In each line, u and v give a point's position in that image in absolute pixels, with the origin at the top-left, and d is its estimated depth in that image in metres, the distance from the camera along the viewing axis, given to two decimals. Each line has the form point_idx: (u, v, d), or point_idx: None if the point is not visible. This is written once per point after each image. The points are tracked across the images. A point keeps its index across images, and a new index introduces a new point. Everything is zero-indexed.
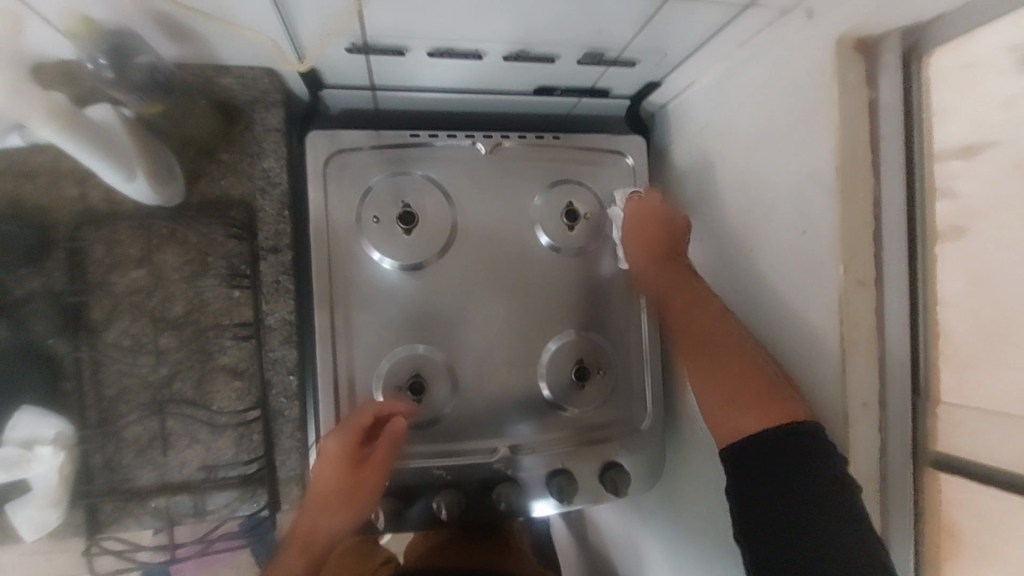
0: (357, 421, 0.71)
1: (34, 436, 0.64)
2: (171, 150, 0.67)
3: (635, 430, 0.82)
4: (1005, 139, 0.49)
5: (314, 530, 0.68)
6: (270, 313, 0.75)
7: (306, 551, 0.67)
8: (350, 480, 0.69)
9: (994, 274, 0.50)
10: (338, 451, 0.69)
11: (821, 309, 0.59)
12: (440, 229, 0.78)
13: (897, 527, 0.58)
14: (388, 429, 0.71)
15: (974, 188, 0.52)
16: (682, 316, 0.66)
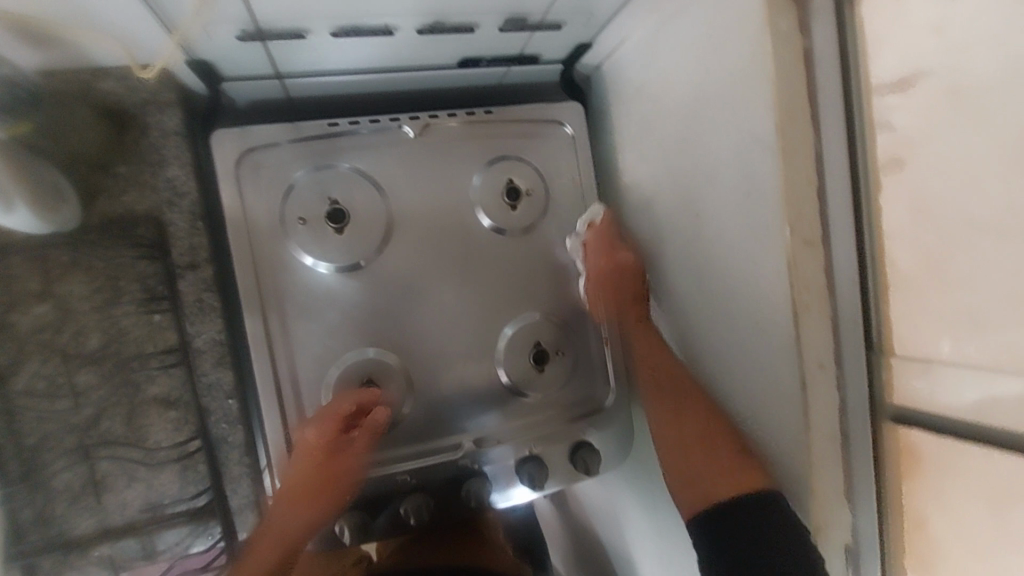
0: (336, 408, 0.66)
1: None
2: (55, 171, 0.59)
3: (600, 409, 0.80)
4: (934, 69, 0.44)
5: (288, 519, 0.64)
6: (198, 334, 0.68)
7: (277, 541, 0.64)
8: (326, 472, 0.65)
9: (941, 212, 0.46)
10: (316, 440, 0.65)
11: (771, 271, 0.55)
12: (373, 226, 0.71)
13: (858, 490, 0.55)
14: (367, 420, 0.67)
15: (910, 121, 0.47)
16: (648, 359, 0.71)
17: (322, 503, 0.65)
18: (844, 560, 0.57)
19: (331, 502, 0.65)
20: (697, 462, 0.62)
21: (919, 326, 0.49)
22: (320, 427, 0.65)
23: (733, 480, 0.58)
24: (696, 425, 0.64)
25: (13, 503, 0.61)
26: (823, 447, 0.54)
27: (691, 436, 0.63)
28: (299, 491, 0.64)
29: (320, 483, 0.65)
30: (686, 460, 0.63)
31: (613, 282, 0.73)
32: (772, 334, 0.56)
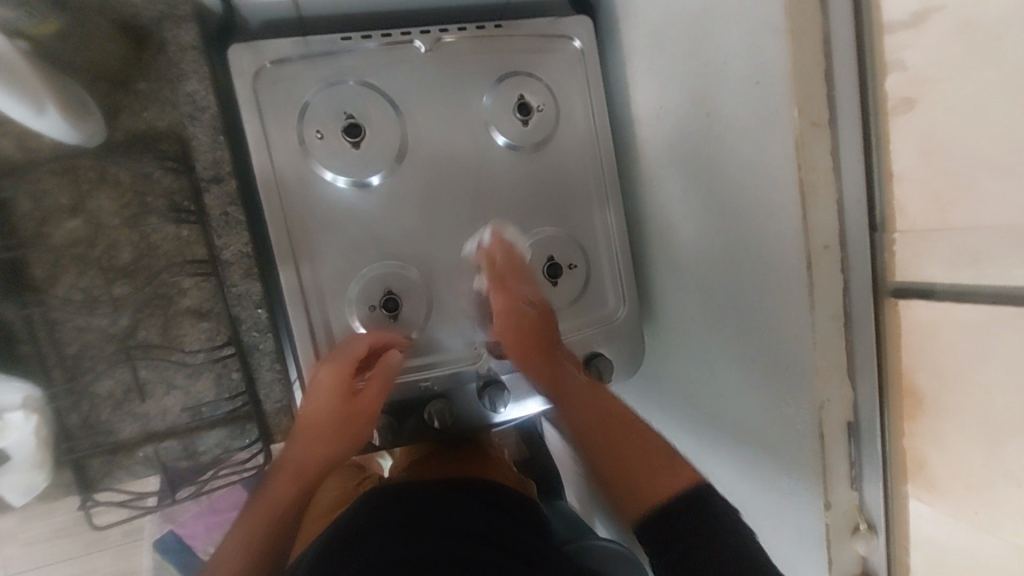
0: (351, 353, 0.69)
1: None
2: (79, 83, 0.60)
3: (611, 321, 0.83)
4: (946, 5, 0.45)
5: (307, 456, 0.67)
6: (225, 247, 0.71)
7: (297, 479, 0.66)
8: (345, 411, 0.68)
9: (943, 108, 0.47)
10: (335, 382, 0.68)
11: (779, 159, 0.57)
12: (387, 142, 0.73)
13: (861, 367, 0.58)
14: (381, 364, 0.70)
15: (920, 54, 0.48)
16: (585, 410, 0.67)
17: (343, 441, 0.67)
18: (848, 436, 0.60)
19: (346, 442, 0.68)
20: (632, 472, 0.59)
21: (923, 203, 0.51)
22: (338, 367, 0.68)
23: (649, 469, 0.58)
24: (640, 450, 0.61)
25: (59, 407, 0.65)
26: (826, 325, 0.57)
27: (628, 453, 0.61)
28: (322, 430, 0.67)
29: (340, 421, 0.68)
30: (621, 472, 0.60)
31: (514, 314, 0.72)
32: (779, 222, 0.59)
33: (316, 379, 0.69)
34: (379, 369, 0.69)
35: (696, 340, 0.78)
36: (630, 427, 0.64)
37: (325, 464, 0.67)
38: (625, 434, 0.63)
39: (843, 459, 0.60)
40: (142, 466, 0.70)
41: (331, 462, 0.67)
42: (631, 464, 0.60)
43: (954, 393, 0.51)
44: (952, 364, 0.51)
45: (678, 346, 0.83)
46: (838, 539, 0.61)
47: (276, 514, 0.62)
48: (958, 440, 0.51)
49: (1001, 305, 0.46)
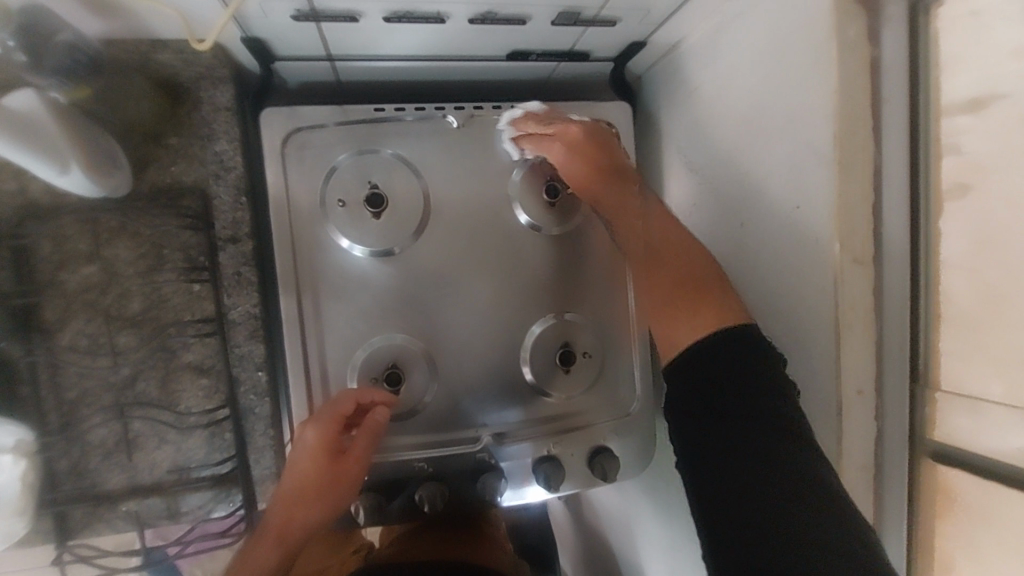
0: (338, 408, 0.66)
1: None
2: (111, 139, 0.61)
3: (623, 416, 0.79)
4: (1010, 93, 0.42)
5: (286, 521, 0.64)
6: (233, 307, 0.69)
7: (279, 546, 0.63)
8: (330, 474, 0.64)
9: (1009, 269, 0.43)
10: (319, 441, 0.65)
11: (817, 290, 0.53)
12: (410, 215, 0.71)
13: (888, 527, 0.53)
14: (367, 419, 0.66)
15: (986, 190, 0.44)
16: (624, 231, 0.65)
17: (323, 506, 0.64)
18: None
19: (329, 506, 0.64)
20: (685, 316, 0.55)
21: (970, 362, 0.47)
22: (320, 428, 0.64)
23: (699, 309, 0.55)
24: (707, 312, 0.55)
25: (49, 453, 0.65)
26: (854, 477, 0.52)
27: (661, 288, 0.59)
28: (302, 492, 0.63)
29: (323, 484, 0.64)
30: (668, 311, 0.57)
31: (577, 151, 0.67)
32: (810, 358, 0.55)
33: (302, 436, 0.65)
34: (362, 429, 0.65)
35: None
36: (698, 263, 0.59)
37: (309, 529, 0.64)
38: (690, 274, 0.58)
39: None
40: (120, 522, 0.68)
41: (314, 526, 0.64)
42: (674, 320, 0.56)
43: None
44: (992, 541, 0.46)
45: None
46: None
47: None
48: None
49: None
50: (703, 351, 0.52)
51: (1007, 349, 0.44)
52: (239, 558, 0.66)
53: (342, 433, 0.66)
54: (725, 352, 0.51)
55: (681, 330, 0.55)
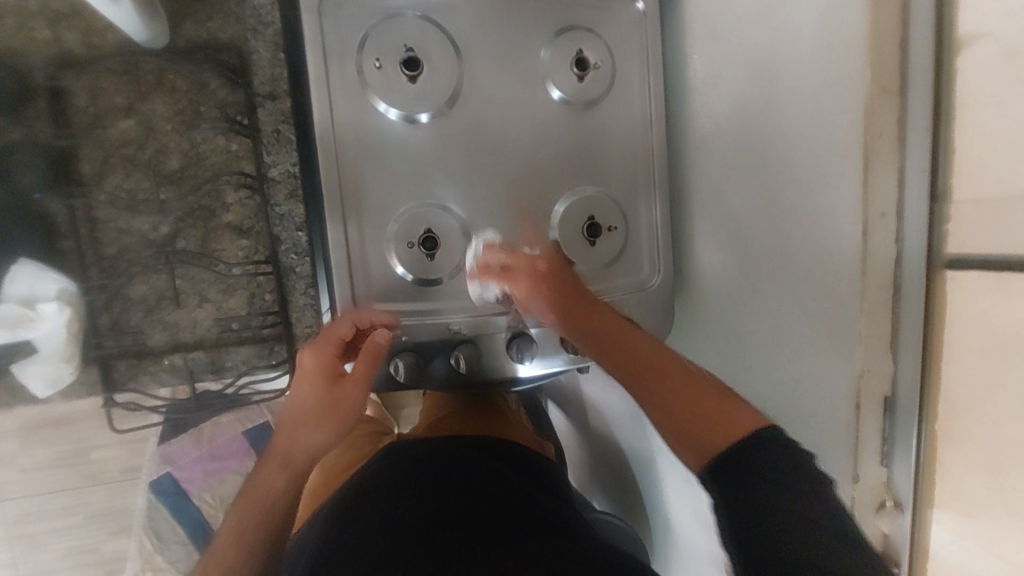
0: (336, 332, 0.70)
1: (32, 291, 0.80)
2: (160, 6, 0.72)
3: (643, 289, 0.82)
4: None
5: (291, 442, 0.67)
6: (273, 165, 0.87)
7: (289, 467, 0.67)
8: (329, 395, 0.68)
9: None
10: (319, 364, 0.69)
11: (844, 122, 0.57)
12: (444, 83, 0.73)
13: (904, 344, 0.58)
14: (368, 341, 0.69)
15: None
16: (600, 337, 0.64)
17: (327, 425, 0.68)
18: (883, 411, 0.60)
19: (333, 427, 0.68)
20: (690, 414, 0.55)
21: (986, 169, 0.50)
22: (318, 350, 0.68)
23: (715, 413, 0.54)
24: (683, 392, 0.56)
25: (89, 294, 0.83)
26: (873, 291, 0.57)
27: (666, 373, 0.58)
28: (307, 412, 0.68)
29: (324, 405, 0.68)
30: (667, 395, 0.57)
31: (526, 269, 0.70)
32: (834, 191, 0.59)
33: (301, 362, 0.70)
34: (362, 351, 0.69)
35: (727, 314, 0.77)
36: (669, 364, 0.59)
37: (317, 450, 0.68)
38: (657, 356, 0.60)
39: (876, 435, 0.61)
40: (180, 359, 0.88)
41: (322, 448, 0.69)
42: (670, 399, 0.56)
43: (1005, 378, 0.50)
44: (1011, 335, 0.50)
45: (707, 321, 0.81)
46: (861, 515, 0.62)
47: (267, 512, 0.65)
48: (1008, 415, 0.50)
49: None
50: (733, 459, 0.51)
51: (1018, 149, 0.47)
52: (249, 476, 0.69)
53: (340, 358, 0.70)
54: (753, 463, 0.50)
55: (693, 439, 0.54)
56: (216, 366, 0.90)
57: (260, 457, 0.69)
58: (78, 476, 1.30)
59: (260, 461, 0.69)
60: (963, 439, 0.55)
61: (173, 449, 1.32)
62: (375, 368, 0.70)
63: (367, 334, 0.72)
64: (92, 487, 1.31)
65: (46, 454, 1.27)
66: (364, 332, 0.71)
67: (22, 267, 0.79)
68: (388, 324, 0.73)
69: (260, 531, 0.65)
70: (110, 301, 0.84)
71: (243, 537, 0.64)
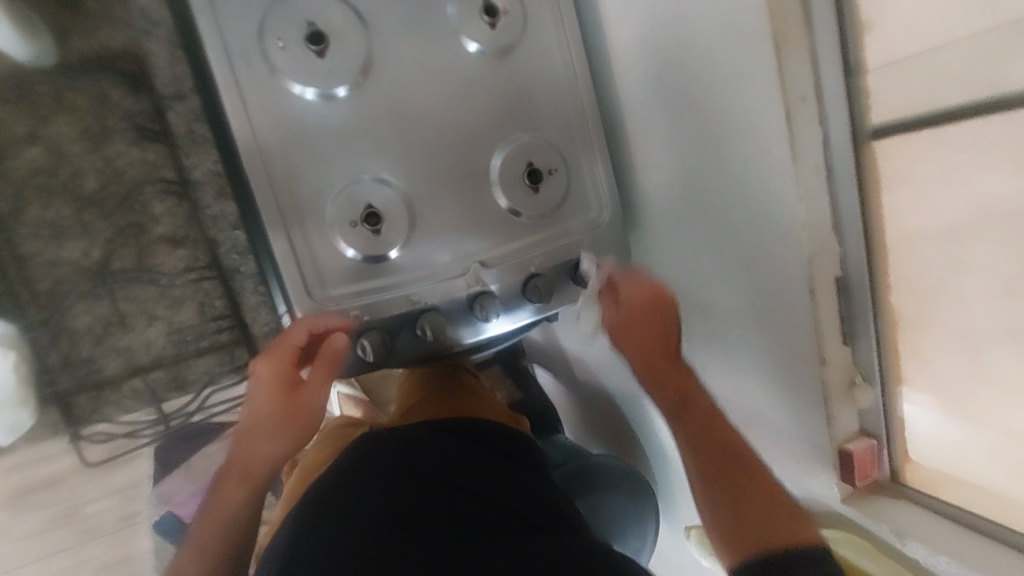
0: (292, 341, 0.67)
1: None
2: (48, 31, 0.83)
3: (596, 226, 0.82)
4: None
5: (249, 456, 0.67)
6: (194, 167, 0.94)
7: (246, 481, 0.67)
8: (286, 406, 0.67)
9: None
10: (273, 376, 0.67)
11: (750, 15, 0.57)
12: (353, 54, 0.71)
13: (846, 221, 0.59)
14: (327, 347, 0.67)
15: None
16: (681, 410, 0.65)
17: (286, 434, 0.67)
18: (838, 293, 0.62)
19: (293, 437, 0.67)
20: (771, 524, 0.57)
21: (895, 32, 0.52)
22: (273, 360, 0.66)
23: (783, 527, 0.57)
24: (761, 505, 0.58)
25: (37, 331, 0.88)
26: (806, 177, 0.58)
27: (721, 476, 0.61)
28: (265, 425, 0.67)
29: (281, 418, 0.66)
30: (739, 515, 0.58)
31: (648, 317, 0.67)
32: (751, 85, 0.59)
33: (257, 373, 0.68)
34: (321, 358, 0.67)
35: (677, 235, 0.77)
36: (747, 474, 0.60)
37: (273, 460, 0.67)
38: (737, 463, 0.61)
39: (835, 317, 0.62)
40: (141, 381, 0.95)
41: (279, 458, 0.68)
42: (750, 509, 0.58)
43: (950, 227, 0.54)
44: (947, 177, 0.52)
45: (664, 249, 0.81)
46: (836, 398, 0.63)
47: (227, 530, 0.67)
48: (972, 261, 0.53)
49: (987, 115, 0.48)
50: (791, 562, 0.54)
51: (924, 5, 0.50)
52: (213, 488, 0.70)
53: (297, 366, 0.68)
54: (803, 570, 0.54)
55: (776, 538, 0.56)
56: (179, 382, 0.97)
57: (219, 473, 0.70)
58: (78, 533, 1.27)
59: (220, 477, 0.69)
60: (926, 294, 0.58)
61: (170, 487, 1.29)
62: (333, 374, 0.68)
63: (325, 337, 0.70)
64: (95, 540, 1.29)
65: (40, 519, 1.23)
66: (323, 336, 0.69)
67: None
68: (347, 326, 0.71)
69: (222, 547, 0.67)
70: (56, 335, 0.90)
71: (205, 553, 0.66)
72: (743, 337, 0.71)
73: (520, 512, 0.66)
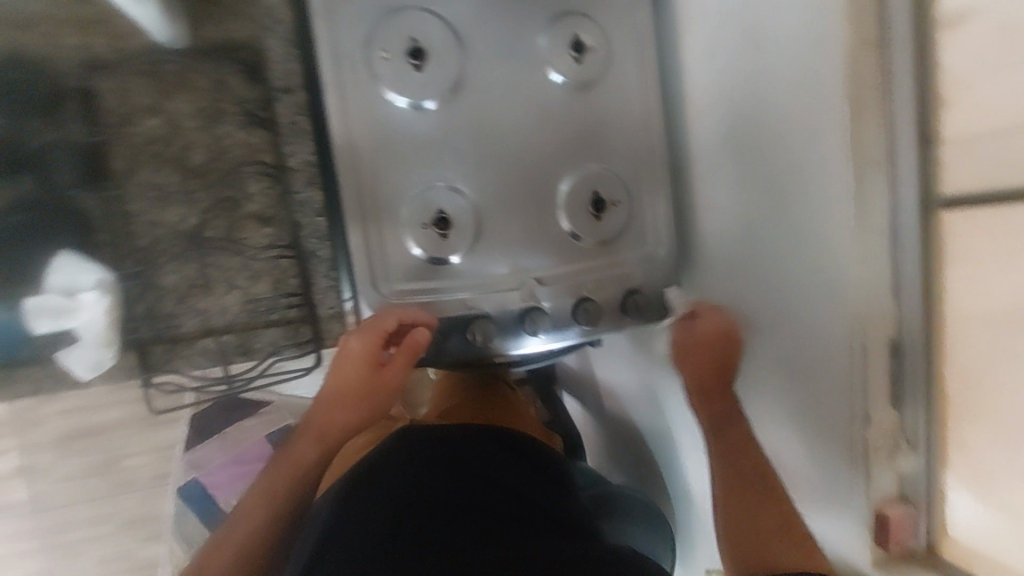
0: (380, 325, 0.72)
1: (74, 284, 0.74)
2: None
3: (652, 260, 0.85)
4: None
5: (331, 419, 0.73)
6: (292, 155, 0.79)
7: (322, 441, 0.72)
8: (370, 380, 0.73)
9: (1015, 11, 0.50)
10: (361, 353, 0.73)
11: (832, 79, 0.59)
12: (448, 72, 0.77)
13: (906, 283, 0.61)
14: (410, 338, 0.73)
15: None
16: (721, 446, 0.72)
17: (363, 407, 0.73)
18: (891, 353, 0.62)
19: (369, 408, 0.74)
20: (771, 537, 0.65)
21: (975, 110, 0.54)
22: (364, 338, 0.72)
23: (796, 552, 0.63)
24: (771, 512, 0.67)
25: None
26: (870, 238, 0.60)
27: (756, 487, 0.69)
28: (350, 393, 0.73)
29: (362, 389, 0.73)
30: (747, 515, 0.68)
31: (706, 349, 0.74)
32: (824, 144, 0.61)
33: (347, 346, 0.73)
34: (404, 346, 0.73)
35: (731, 278, 0.79)
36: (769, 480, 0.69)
37: (348, 428, 0.73)
38: (764, 482, 0.69)
39: (884, 378, 0.62)
40: None
41: (353, 425, 0.74)
42: (759, 514, 0.67)
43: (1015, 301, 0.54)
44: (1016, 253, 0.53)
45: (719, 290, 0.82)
46: (877, 460, 0.63)
47: (297, 480, 0.71)
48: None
49: None
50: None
51: (1009, 88, 0.51)
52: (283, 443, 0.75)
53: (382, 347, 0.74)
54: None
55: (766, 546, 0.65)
56: None
57: (294, 431, 0.74)
58: (109, 485, 1.33)
59: (296, 432, 0.74)
60: (983, 365, 0.58)
61: (200, 455, 1.32)
62: (414, 361, 0.74)
63: (410, 329, 0.75)
64: (123, 494, 1.35)
65: (80, 465, 1.31)
66: (407, 327, 0.74)
67: (58, 258, 0.74)
68: (428, 323, 0.76)
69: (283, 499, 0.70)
70: None
71: (268, 503, 0.69)
72: (787, 385, 0.72)
73: (555, 522, 0.69)
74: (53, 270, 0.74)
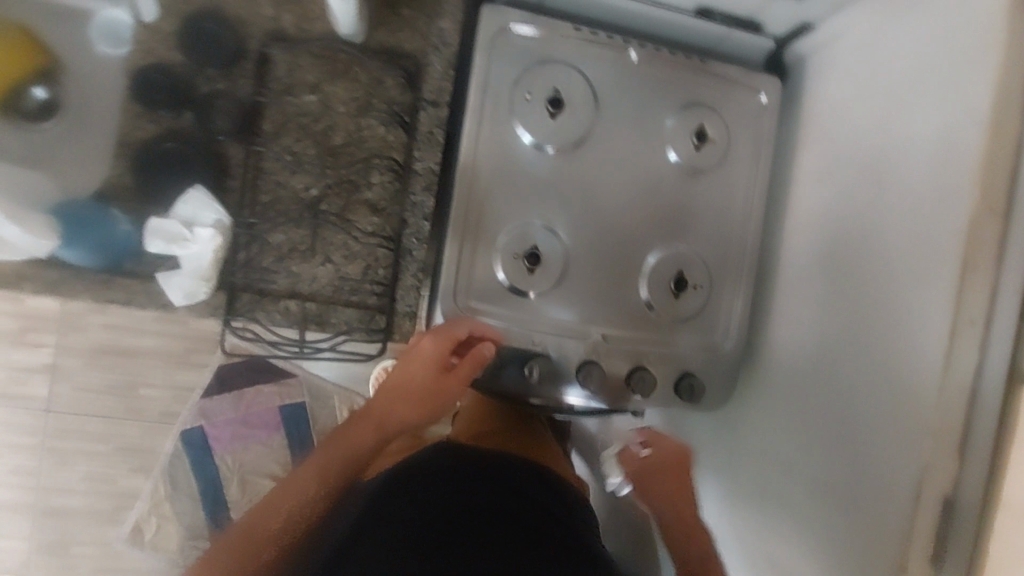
0: (454, 332, 0.77)
1: (195, 217, 0.78)
2: None
3: (714, 350, 0.87)
4: None
5: (392, 412, 0.77)
6: (420, 160, 0.84)
7: (379, 431, 0.76)
8: (435, 383, 0.77)
9: None
10: (432, 354, 0.77)
11: (948, 233, 0.62)
12: (579, 127, 0.82)
13: (973, 451, 0.57)
14: (476, 350, 0.77)
15: None
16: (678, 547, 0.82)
17: (424, 406, 0.77)
18: (942, 516, 0.58)
19: (429, 409, 0.77)
20: None
21: None
22: (438, 341, 0.76)
23: None
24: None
25: None
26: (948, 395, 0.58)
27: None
28: (413, 391, 0.77)
29: (427, 390, 0.77)
30: None
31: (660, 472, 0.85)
32: (927, 292, 0.63)
33: (420, 346, 0.78)
34: (470, 356, 0.77)
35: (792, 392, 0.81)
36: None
37: (407, 423, 0.77)
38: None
39: (928, 540, 0.59)
40: None
41: (411, 422, 0.77)
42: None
43: None
44: None
45: (781, 403, 0.82)
46: None
47: (349, 466, 0.73)
48: None
49: None
50: None
51: None
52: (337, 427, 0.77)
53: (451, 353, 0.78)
54: None
55: None
56: None
57: (350, 417, 0.78)
58: (123, 408, 1.33)
59: (352, 418, 0.77)
60: None
61: (213, 405, 1.34)
62: (477, 373, 0.78)
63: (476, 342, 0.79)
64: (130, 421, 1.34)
65: (102, 381, 1.32)
66: (476, 339, 0.79)
67: (192, 191, 0.78)
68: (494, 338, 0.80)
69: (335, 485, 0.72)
70: None
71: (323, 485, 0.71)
72: (827, 510, 0.72)
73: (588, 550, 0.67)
74: (184, 199, 0.78)
